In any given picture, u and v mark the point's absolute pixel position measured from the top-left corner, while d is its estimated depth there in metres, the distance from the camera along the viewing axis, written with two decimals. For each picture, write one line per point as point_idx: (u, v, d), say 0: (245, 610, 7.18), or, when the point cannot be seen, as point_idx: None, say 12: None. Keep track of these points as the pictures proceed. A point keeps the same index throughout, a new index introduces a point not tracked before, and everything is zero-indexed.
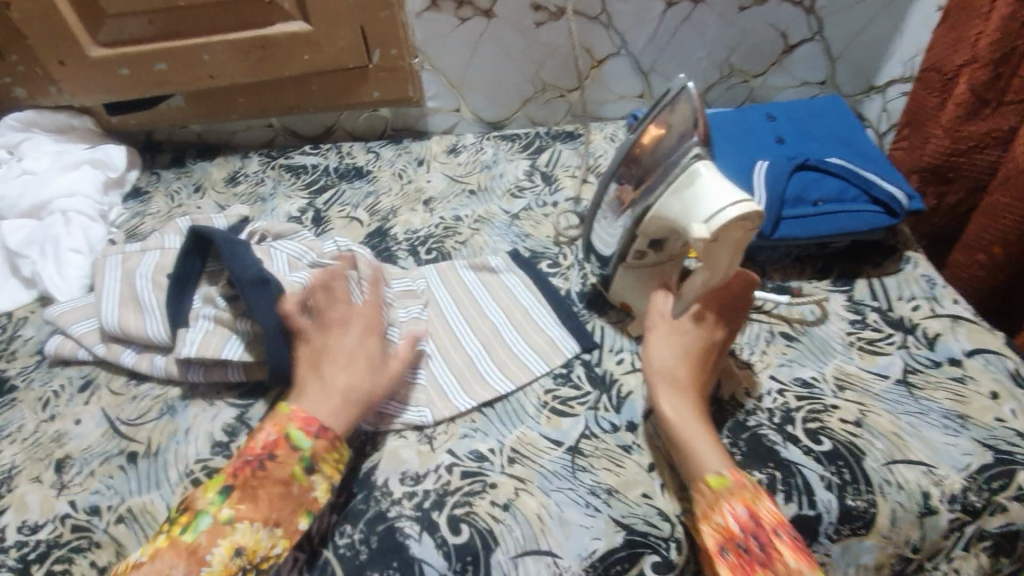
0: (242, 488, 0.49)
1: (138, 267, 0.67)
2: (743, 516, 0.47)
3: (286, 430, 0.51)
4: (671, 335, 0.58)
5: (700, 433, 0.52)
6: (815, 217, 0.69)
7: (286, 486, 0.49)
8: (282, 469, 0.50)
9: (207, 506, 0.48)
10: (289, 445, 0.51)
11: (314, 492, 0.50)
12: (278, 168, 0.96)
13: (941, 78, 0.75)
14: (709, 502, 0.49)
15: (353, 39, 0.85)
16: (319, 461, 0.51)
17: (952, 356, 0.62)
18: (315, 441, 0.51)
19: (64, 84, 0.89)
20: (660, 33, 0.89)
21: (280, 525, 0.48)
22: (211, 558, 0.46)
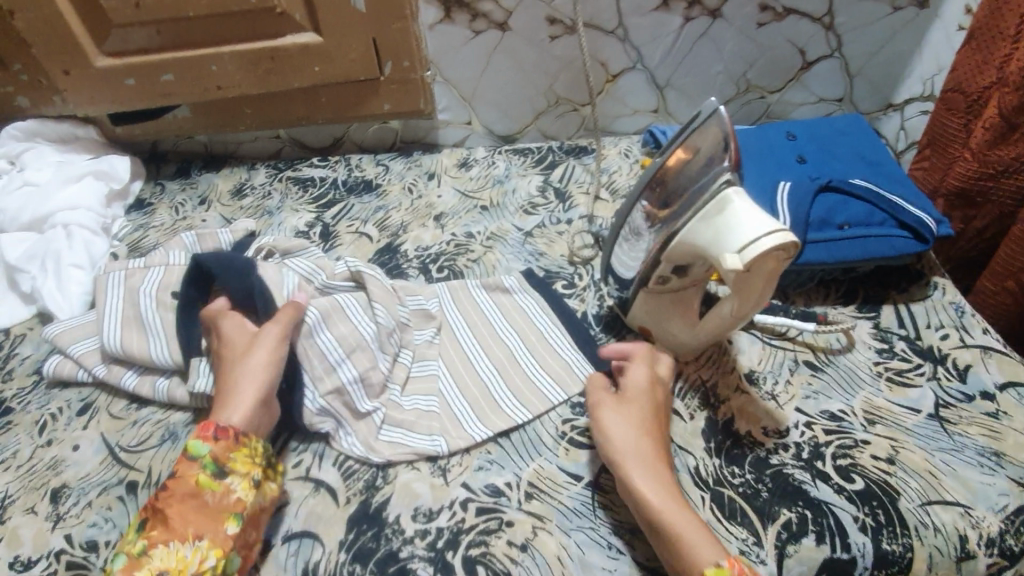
0: (155, 515, 0.48)
1: (143, 285, 0.65)
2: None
3: (185, 445, 0.50)
4: (624, 417, 0.53)
5: (686, 515, 0.47)
6: (842, 241, 0.67)
7: (196, 498, 0.48)
8: (185, 482, 0.48)
9: (123, 544, 0.47)
10: (189, 457, 0.49)
11: (235, 494, 0.49)
12: (286, 180, 0.94)
13: (965, 99, 0.73)
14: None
15: (364, 51, 0.83)
16: (228, 464, 0.50)
17: (985, 389, 0.60)
18: (212, 444, 0.49)
19: (69, 94, 0.87)
20: (677, 48, 0.87)
21: (205, 537, 0.47)
22: None
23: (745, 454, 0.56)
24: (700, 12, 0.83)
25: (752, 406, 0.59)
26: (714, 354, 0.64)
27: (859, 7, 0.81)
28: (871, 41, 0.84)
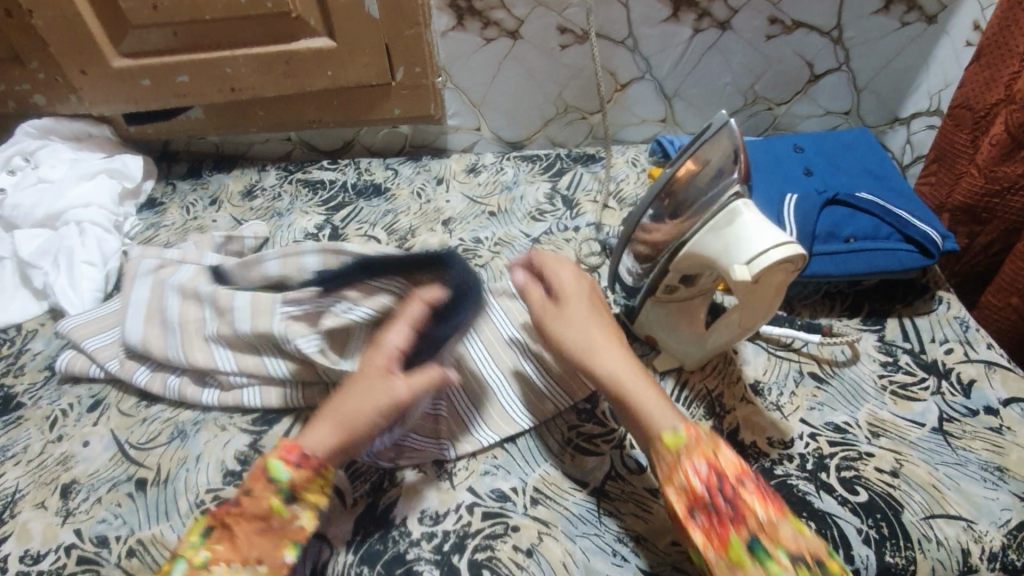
0: (220, 527, 0.47)
1: (171, 279, 0.66)
2: (704, 472, 0.46)
3: (264, 461, 0.49)
4: (578, 309, 0.56)
5: (648, 389, 0.51)
6: (847, 254, 0.68)
7: (264, 521, 0.47)
8: (258, 503, 0.47)
9: (184, 550, 0.46)
10: (267, 477, 0.48)
11: (300, 521, 0.48)
12: (296, 182, 0.94)
13: (973, 115, 0.74)
14: (670, 463, 0.47)
15: (377, 57, 0.84)
16: (301, 491, 0.49)
17: (988, 404, 0.60)
18: (293, 471, 0.49)
19: (85, 93, 0.88)
20: (686, 59, 0.88)
21: (263, 562, 0.46)
22: None
23: (748, 464, 0.56)
24: (710, 24, 0.83)
25: (757, 417, 0.60)
26: (719, 364, 0.65)
27: (868, 22, 0.81)
28: (879, 56, 0.85)
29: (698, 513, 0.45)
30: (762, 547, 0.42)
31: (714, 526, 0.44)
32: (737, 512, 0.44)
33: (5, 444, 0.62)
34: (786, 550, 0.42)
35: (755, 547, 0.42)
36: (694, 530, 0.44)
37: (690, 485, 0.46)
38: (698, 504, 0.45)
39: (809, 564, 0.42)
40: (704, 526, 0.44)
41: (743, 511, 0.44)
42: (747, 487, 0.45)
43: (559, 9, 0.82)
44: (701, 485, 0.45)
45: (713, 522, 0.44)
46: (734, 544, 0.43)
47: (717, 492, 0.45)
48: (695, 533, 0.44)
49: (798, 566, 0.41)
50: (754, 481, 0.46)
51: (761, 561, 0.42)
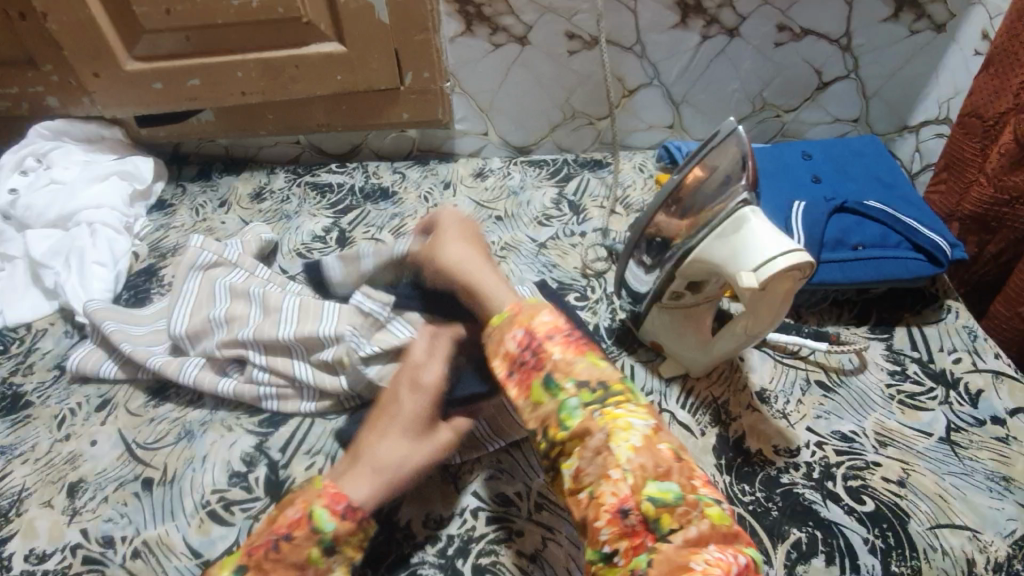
0: (257, 569, 0.44)
1: (224, 277, 0.69)
2: (519, 336, 0.47)
3: (311, 508, 0.45)
4: (463, 243, 0.61)
5: (497, 286, 0.55)
6: (855, 262, 0.68)
7: (301, 571, 0.44)
8: (298, 552, 0.44)
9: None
10: (311, 526, 0.45)
11: (332, 575, 0.45)
12: (304, 185, 0.95)
13: (982, 124, 0.73)
14: (496, 337, 0.49)
15: (386, 62, 0.85)
16: (341, 544, 0.45)
17: (996, 414, 0.59)
18: (338, 524, 0.45)
19: (98, 96, 0.89)
20: (693, 65, 0.88)
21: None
22: None
23: (753, 472, 0.56)
24: (717, 31, 0.84)
25: (763, 425, 0.59)
26: (725, 371, 0.65)
27: (877, 30, 0.81)
28: (888, 64, 0.85)
29: (515, 371, 0.47)
30: (556, 383, 0.44)
31: (523, 378, 0.46)
32: (537, 360, 0.46)
33: (14, 442, 0.62)
34: (576, 380, 0.44)
35: (551, 383, 0.45)
36: (510, 388, 0.46)
37: (508, 350, 0.47)
38: (513, 364, 0.47)
39: (593, 389, 0.44)
40: (518, 381, 0.46)
41: (544, 358, 0.46)
42: (554, 340, 0.46)
43: (568, 15, 0.83)
44: (516, 347, 0.47)
45: (524, 376, 0.46)
46: (536, 387, 0.45)
47: (528, 348, 0.47)
48: (512, 390, 0.46)
49: (584, 391, 0.44)
50: (564, 335, 0.47)
51: (553, 395, 0.44)
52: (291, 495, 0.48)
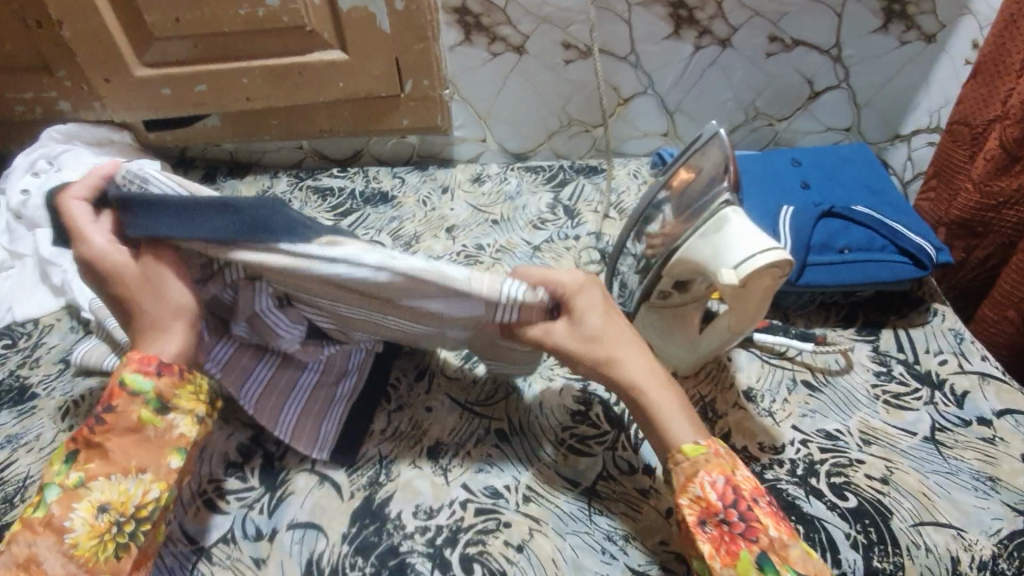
0: (88, 449, 0.48)
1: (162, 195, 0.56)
2: (721, 486, 0.47)
3: (121, 376, 0.49)
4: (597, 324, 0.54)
5: (672, 404, 0.51)
6: (841, 265, 0.69)
7: (138, 432, 0.49)
8: (126, 417, 0.48)
9: (52, 478, 0.47)
10: (129, 393, 0.49)
11: (178, 429, 0.50)
12: (306, 189, 0.98)
13: (969, 132, 0.75)
14: (687, 472, 0.48)
15: (387, 70, 0.87)
16: (172, 400, 0.50)
17: (982, 415, 0.60)
18: (156, 380, 0.49)
19: (109, 101, 0.93)
20: (687, 75, 0.90)
21: (148, 470, 0.49)
22: (71, 523, 0.45)
23: None
24: (710, 42, 0.86)
25: (747, 424, 0.60)
26: (713, 370, 0.66)
27: (867, 41, 0.83)
28: (878, 74, 0.86)
29: (709, 524, 0.46)
30: (772, 564, 0.43)
31: (724, 538, 0.45)
32: (748, 527, 0.44)
33: (20, 432, 0.65)
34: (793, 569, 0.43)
35: (764, 563, 0.43)
36: (703, 541, 0.45)
37: (706, 497, 0.46)
38: (711, 516, 0.46)
39: None
40: (714, 538, 0.45)
41: (755, 529, 0.44)
42: (761, 506, 0.46)
43: (564, 25, 0.85)
44: (716, 498, 0.46)
45: (723, 535, 0.45)
46: (744, 559, 0.43)
47: (732, 506, 0.46)
48: (704, 542, 0.45)
49: None
50: (767, 501, 0.47)
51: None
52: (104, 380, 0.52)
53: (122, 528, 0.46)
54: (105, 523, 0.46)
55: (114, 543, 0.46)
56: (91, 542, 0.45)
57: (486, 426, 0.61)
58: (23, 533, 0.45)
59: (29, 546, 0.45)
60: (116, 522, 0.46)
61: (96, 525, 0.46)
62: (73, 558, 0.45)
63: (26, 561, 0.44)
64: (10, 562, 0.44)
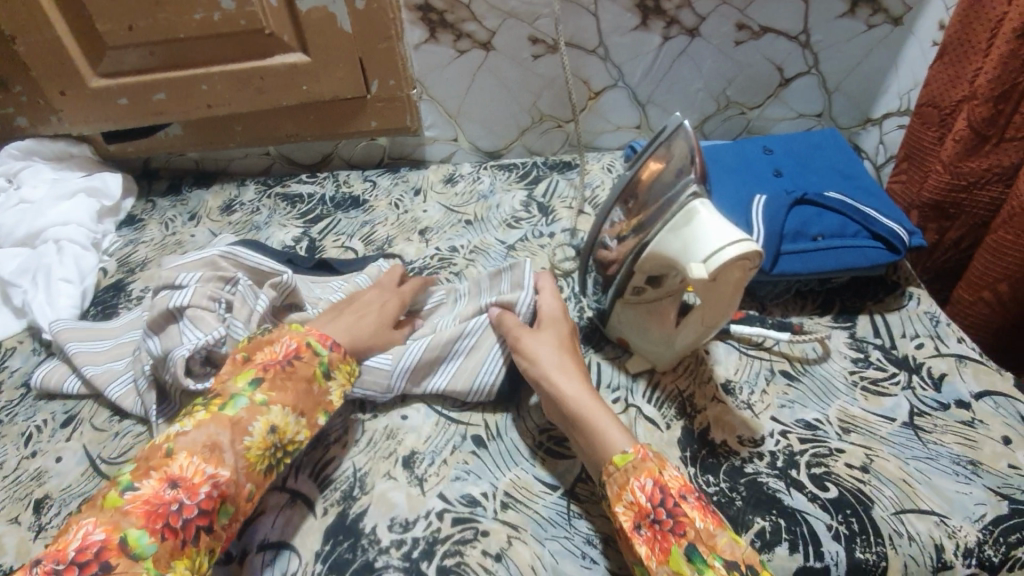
0: (273, 378, 0.52)
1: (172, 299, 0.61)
2: (650, 487, 0.47)
3: (308, 340, 0.55)
4: (552, 355, 0.58)
5: (603, 413, 0.53)
6: (815, 253, 0.68)
7: (308, 384, 0.53)
8: (307, 367, 0.53)
9: (241, 391, 0.51)
10: (312, 351, 0.54)
11: (332, 395, 0.55)
12: (275, 197, 0.95)
13: (939, 113, 0.74)
14: (619, 481, 0.48)
15: (351, 71, 0.85)
16: (334, 369, 0.55)
17: (960, 398, 0.60)
18: (332, 351, 0.55)
19: (65, 114, 0.90)
20: (657, 66, 0.89)
21: (304, 416, 0.52)
22: (252, 429, 0.49)
23: (716, 464, 0.56)
24: (678, 32, 0.85)
25: (724, 420, 0.60)
26: (691, 364, 0.65)
27: (834, 26, 0.83)
28: (847, 59, 0.86)
29: (643, 526, 0.46)
30: (700, 556, 0.43)
31: (656, 538, 0.45)
32: (676, 523, 0.45)
33: None
34: (722, 558, 0.43)
35: (694, 555, 0.43)
36: (639, 544, 0.46)
37: (637, 501, 0.47)
38: (643, 518, 0.46)
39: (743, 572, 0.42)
40: (648, 538, 0.46)
41: (683, 523, 0.45)
42: (689, 502, 0.46)
43: (530, 20, 0.84)
44: (647, 500, 0.47)
45: (655, 534, 0.45)
46: (674, 553, 0.44)
47: (661, 505, 0.46)
48: (640, 546, 0.46)
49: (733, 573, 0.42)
50: (695, 496, 0.47)
51: (699, 570, 0.43)
52: (267, 336, 0.55)
53: (276, 455, 0.50)
54: (269, 442, 0.50)
55: (267, 462, 0.50)
56: (258, 451, 0.49)
57: (462, 433, 0.60)
58: (211, 422, 0.48)
59: (213, 434, 0.48)
60: (274, 446, 0.50)
61: (264, 440, 0.50)
62: (243, 458, 0.48)
63: (208, 446, 0.47)
64: (196, 441, 0.47)
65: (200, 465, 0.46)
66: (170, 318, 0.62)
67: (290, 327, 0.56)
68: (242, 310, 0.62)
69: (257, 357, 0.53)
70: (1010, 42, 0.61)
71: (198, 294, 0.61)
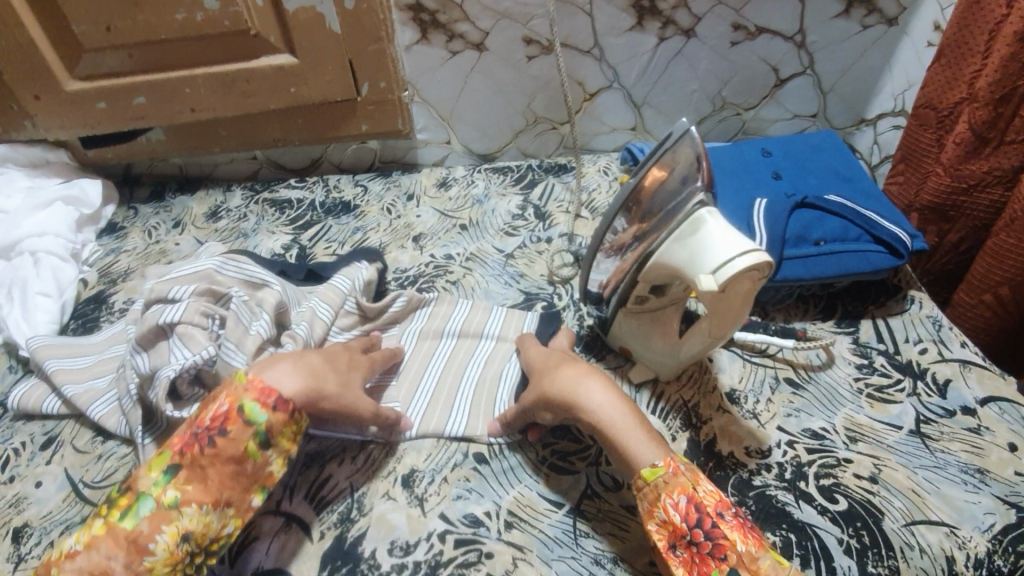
0: (190, 468, 0.47)
1: (165, 314, 0.59)
2: (683, 505, 0.46)
3: (241, 402, 0.48)
4: (574, 374, 0.56)
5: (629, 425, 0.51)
6: (817, 258, 0.68)
7: (239, 463, 0.48)
8: (234, 445, 0.47)
9: (148, 489, 0.46)
10: (243, 419, 0.48)
11: (271, 468, 0.49)
12: (262, 203, 0.92)
13: (937, 115, 0.74)
14: (650, 498, 0.47)
15: (340, 73, 0.83)
16: (274, 437, 0.49)
17: (966, 404, 0.59)
18: (271, 415, 0.49)
19: (40, 119, 0.86)
20: (653, 67, 0.87)
21: (231, 504, 0.48)
22: (154, 546, 0.44)
23: (724, 477, 0.55)
24: (674, 32, 0.84)
25: (731, 431, 0.58)
26: (695, 373, 0.64)
27: (831, 26, 0.82)
28: (844, 59, 0.85)
29: (680, 548, 0.45)
30: None
31: (693, 560, 0.44)
32: (714, 545, 0.43)
33: None
34: None
35: None
36: (676, 565, 0.45)
37: (671, 521, 0.46)
38: (679, 539, 0.45)
39: None
40: (685, 561, 0.44)
41: (723, 546, 0.43)
42: (725, 520, 0.45)
43: (523, 20, 0.82)
44: (681, 519, 0.45)
45: (692, 557, 0.44)
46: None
47: (697, 525, 0.45)
48: (677, 567, 0.45)
49: None
50: (732, 512, 0.45)
51: None
52: (211, 396, 0.51)
53: (194, 562, 0.46)
54: (182, 553, 0.45)
55: (182, 574, 0.45)
56: (165, 569, 0.44)
57: (463, 450, 0.58)
58: (105, 541, 0.44)
59: (105, 558, 0.43)
60: (190, 554, 0.45)
61: (174, 553, 0.44)
62: None
63: (95, 573, 0.43)
64: (83, 570, 0.43)
65: None
66: (161, 335, 0.60)
67: (234, 381, 0.50)
68: (236, 334, 0.58)
69: (178, 437, 0.48)
70: (1010, 45, 0.61)
71: (189, 311, 0.59)
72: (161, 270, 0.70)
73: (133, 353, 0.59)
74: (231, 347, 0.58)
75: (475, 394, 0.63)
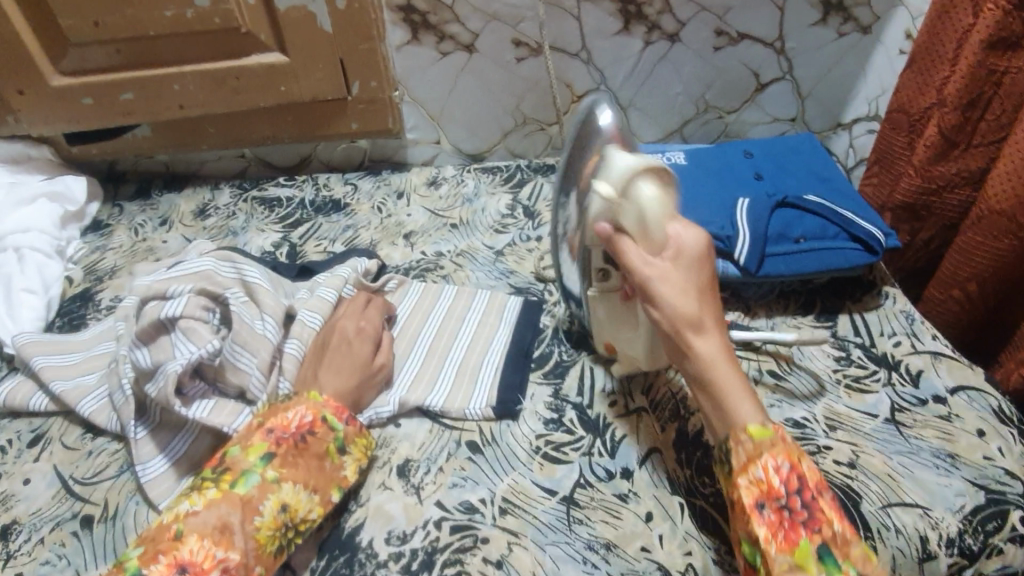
0: (285, 455, 0.50)
1: (165, 309, 0.58)
2: (785, 471, 0.46)
3: (324, 414, 0.53)
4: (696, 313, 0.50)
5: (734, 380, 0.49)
6: (797, 254, 0.70)
7: (320, 461, 0.52)
8: (319, 444, 0.52)
9: (252, 466, 0.49)
10: (326, 427, 0.53)
11: (346, 470, 0.53)
12: (251, 201, 0.92)
13: (908, 119, 0.77)
14: (749, 452, 0.47)
15: (331, 72, 0.83)
16: (350, 443, 0.54)
17: (937, 393, 0.62)
18: (347, 425, 0.54)
19: (22, 114, 0.85)
20: (638, 70, 0.90)
21: (317, 492, 0.51)
22: (262, 509, 0.48)
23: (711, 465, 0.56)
24: (659, 37, 0.86)
25: None
26: None
27: (808, 33, 0.85)
28: (821, 65, 0.88)
29: (767, 507, 0.45)
30: (833, 558, 0.42)
31: (782, 523, 0.44)
32: (811, 517, 0.44)
33: None
34: (857, 568, 0.42)
35: (825, 554, 0.43)
36: (760, 524, 0.44)
37: (767, 481, 0.46)
38: (769, 499, 0.45)
39: None
40: (771, 521, 0.44)
41: (819, 520, 0.44)
42: (824, 499, 0.45)
43: (513, 22, 0.84)
44: (780, 483, 0.45)
45: (783, 519, 0.44)
46: (803, 547, 0.43)
47: (796, 493, 0.45)
48: (760, 524, 0.45)
49: None
50: (830, 494, 0.46)
51: (826, 568, 0.42)
52: (284, 404, 0.54)
53: (288, 535, 0.48)
54: (280, 522, 0.48)
55: (278, 543, 0.48)
56: (269, 531, 0.47)
57: (457, 439, 0.59)
58: (223, 502, 0.47)
59: (223, 514, 0.47)
60: (285, 526, 0.48)
61: (275, 520, 0.48)
62: (252, 540, 0.47)
63: (219, 528, 0.46)
64: (207, 523, 0.46)
65: (210, 548, 0.45)
66: (160, 330, 0.59)
67: (308, 397, 0.55)
68: (243, 335, 0.59)
69: (263, 431, 0.51)
70: (977, 53, 0.64)
71: (190, 305, 0.59)
72: (152, 268, 0.70)
73: (132, 348, 0.59)
74: (238, 347, 0.59)
75: (458, 375, 0.65)
